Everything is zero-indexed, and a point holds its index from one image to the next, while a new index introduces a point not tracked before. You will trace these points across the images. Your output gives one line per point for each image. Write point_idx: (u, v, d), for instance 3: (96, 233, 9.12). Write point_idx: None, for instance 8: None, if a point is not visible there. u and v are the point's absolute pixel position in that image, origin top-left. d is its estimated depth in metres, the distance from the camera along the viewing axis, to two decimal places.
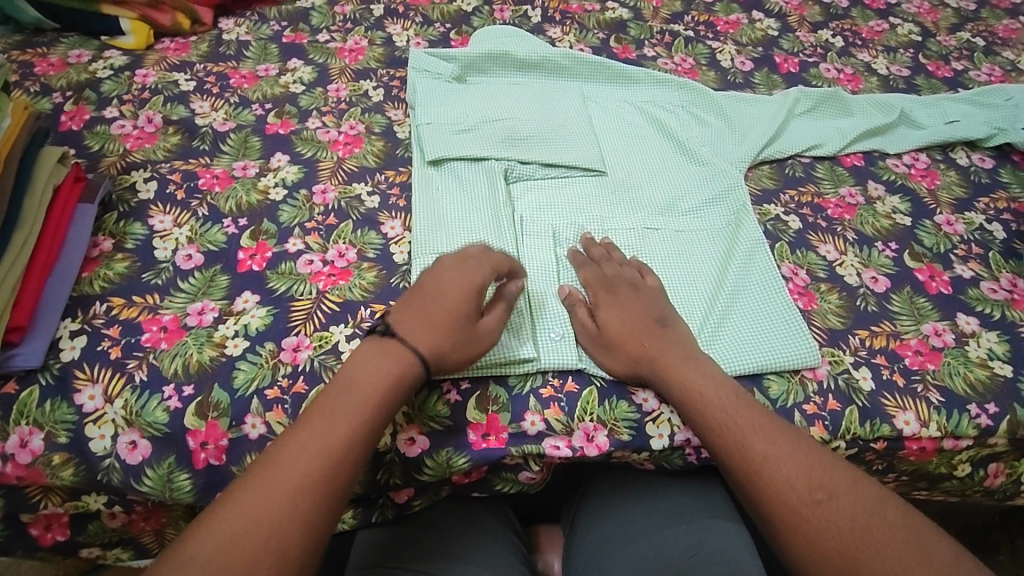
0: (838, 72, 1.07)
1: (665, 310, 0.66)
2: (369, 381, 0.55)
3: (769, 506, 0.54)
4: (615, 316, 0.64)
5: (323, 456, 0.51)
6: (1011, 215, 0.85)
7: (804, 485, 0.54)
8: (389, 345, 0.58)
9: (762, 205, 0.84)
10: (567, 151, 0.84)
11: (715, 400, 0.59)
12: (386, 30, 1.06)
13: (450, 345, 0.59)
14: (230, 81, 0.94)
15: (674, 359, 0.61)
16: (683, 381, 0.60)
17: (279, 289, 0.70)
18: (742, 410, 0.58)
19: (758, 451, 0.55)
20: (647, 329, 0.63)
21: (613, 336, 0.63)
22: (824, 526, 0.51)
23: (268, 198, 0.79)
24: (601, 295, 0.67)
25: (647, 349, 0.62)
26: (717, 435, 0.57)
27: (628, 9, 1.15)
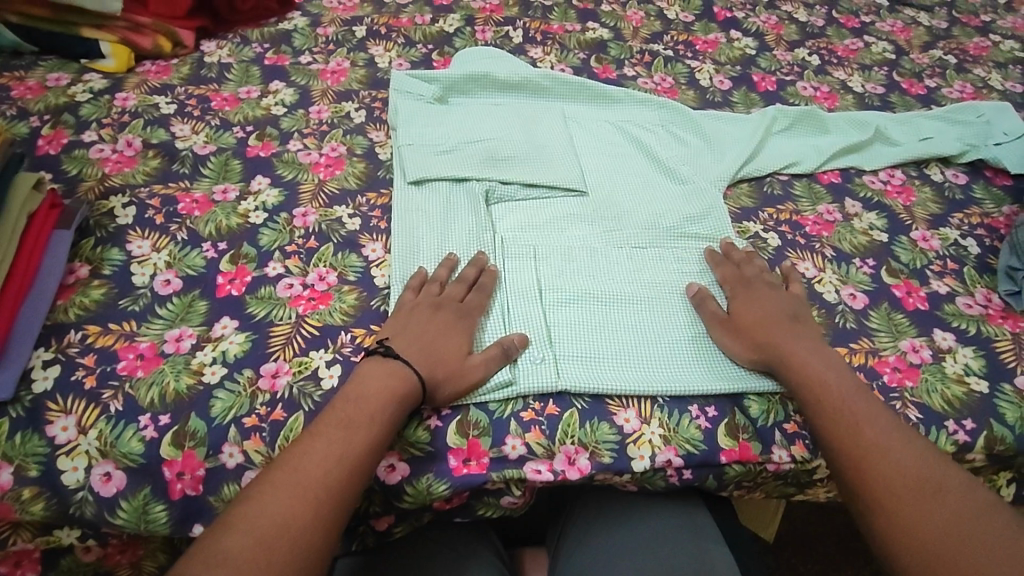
0: (815, 90, 1.09)
1: (798, 310, 0.70)
2: (359, 413, 0.56)
3: (861, 482, 0.57)
4: (750, 309, 0.69)
5: (324, 484, 0.51)
6: (984, 230, 0.87)
7: (907, 471, 0.56)
8: (390, 365, 0.60)
9: (742, 223, 0.84)
10: (548, 171, 0.85)
11: (834, 386, 0.62)
12: (369, 51, 1.07)
13: (443, 374, 0.61)
14: (211, 104, 0.94)
15: (802, 349, 0.66)
16: (802, 364, 0.64)
17: (258, 314, 0.69)
18: (860, 399, 0.62)
19: (872, 439, 0.58)
20: (780, 322, 0.68)
21: (740, 325, 0.69)
22: (921, 511, 0.54)
23: (248, 222, 0.78)
24: (735, 291, 0.72)
25: (775, 336, 0.67)
26: (833, 420, 0.60)
27: (608, 30, 1.17)
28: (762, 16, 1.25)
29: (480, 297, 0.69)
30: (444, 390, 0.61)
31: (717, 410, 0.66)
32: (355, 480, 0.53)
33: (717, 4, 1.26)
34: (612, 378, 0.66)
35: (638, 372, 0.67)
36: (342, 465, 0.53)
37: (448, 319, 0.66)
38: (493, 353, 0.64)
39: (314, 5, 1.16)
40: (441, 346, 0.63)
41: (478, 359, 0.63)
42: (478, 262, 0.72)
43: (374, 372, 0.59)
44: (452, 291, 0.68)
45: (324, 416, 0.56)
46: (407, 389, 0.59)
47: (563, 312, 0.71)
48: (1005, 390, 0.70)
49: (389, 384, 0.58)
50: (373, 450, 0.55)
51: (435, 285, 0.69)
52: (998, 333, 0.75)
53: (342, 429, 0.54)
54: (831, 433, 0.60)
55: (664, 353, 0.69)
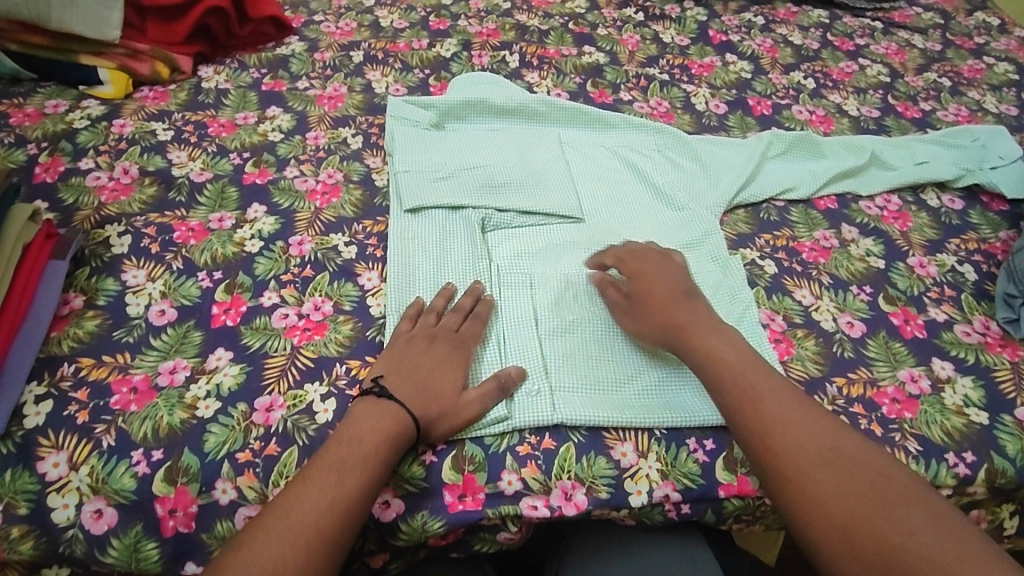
0: (810, 114, 1.09)
1: (691, 282, 0.71)
2: (350, 454, 0.55)
3: (777, 469, 0.56)
4: (648, 288, 0.70)
5: (315, 529, 0.50)
6: (981, 256, 0.87)
7: (808, 443, 0.56)
8: (385, 406, 0.59)
9: (739, 249, 0.84)
10: (544, 199, 0.85)
11: (735, 368, 0.62)
12: (366, 77, 1.08)
13: (437, 412, 0.61)
14: (208, 130, 0.95)
15: (701, 326, 0.65)
16: (705, 348, 0.64)
17: (253, 345, 0.69)
18: (764, 378, 0.61)
19: (772, 414, 0.58)
20: (677, 300, 0.68)
21: (641, 308, 0.69)
22: (825, 482, 0.54)
23: (244, 250, 0.78)
24: (632, 270, 0.72)
25: (675, 317, 0.67)
26: (734, 399, 0.60)
27: (604, 53, 1.18)
28: (757, 39, 1.26)
29: (475, 326, 0.69)
30: (438, 427, 0.61)
31: (715, 443, 0.65)
32: (348, 526, 0.52)
33: (712, 28, 1.28)
34: (610, 411, 0.65)
35: (633, 404, 0.66)
36: (335, 509, 0.52)
37: (441, 355, 0.65)
38: (489, 388, 0.63)
39: (313, 30, 1.17)
40: (436, 382, 0.62)
41: (474, 395, 0.63)
42: (474, 291, 0.72)
43: (368, 410, 0.59)
44: (447, 321, 0.68)
45: (317, 458, 0.55)
46: (400, 429, 0.58)
47: (557, 343, 0.70)
48: (1005, 421, 0.69)
49: (382, 424, 0.58)
50: (366, 493, 0.54)
51: (431, 315, 0.69)
52: (997, 362, 0.74)
53: (335, 472, 0.54)
54: (741, 419, 0.59)
55: (659, 383, 0.68)
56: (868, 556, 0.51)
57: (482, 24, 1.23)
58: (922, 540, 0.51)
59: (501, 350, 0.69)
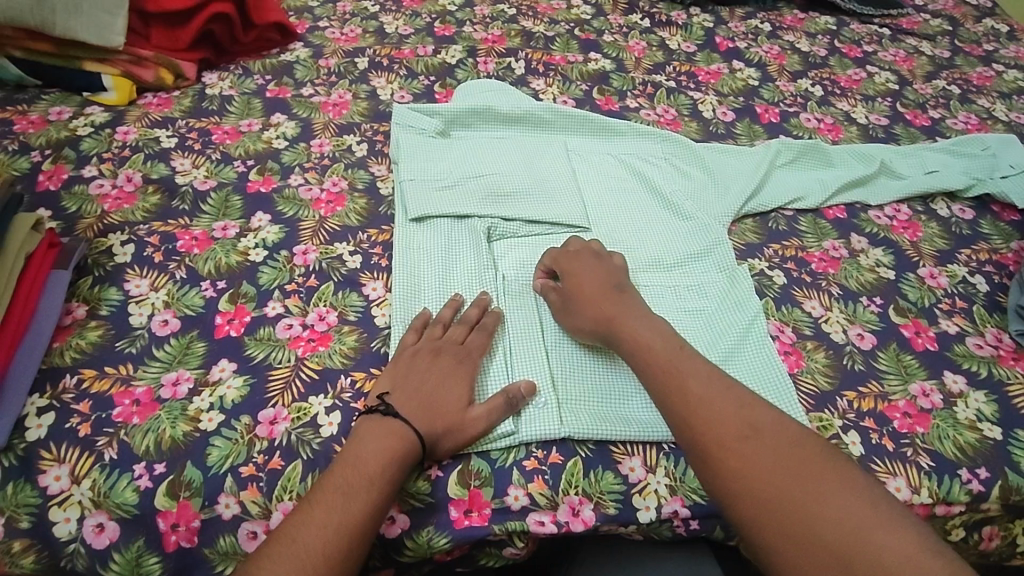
0: (819, 122, 1.08)
1: (623, 277, 0.70)
2: (356, 476, 0.55)
3: (703, 446, 0.54)
4: (580, 284, 0.69)
5: (323, 556, 0.50)
6: (993, 267, 0.86)
7: (730, 418, 0.55)
8: (391, 425, 0.58)
9: (747, 259, 0.84)
10: (550, 208, 0.85)
11: (660, 350, 0.61)
12: (371, 83, 1.07)
13: (442, 428, 0.60)
14: (212, 137, 0.94)
15: (630, 317, 0.65)
16: (634, 337, 0.63)
17: (257, 356, 0.68)
18: (689, 361, 0.60)
19: (694, 392, 0.57)
20: (608, 294, 0.68)
21: (574, 305, 0.68)
22: (747, 458, 0.53)
23: (248, 259, 0.77)
24: (564, 267, 0.72)
25: (606, 310, 0.66)
26: (659, 380, 0.59)
27: (610, 60, 1.18)
28: (764, 46, 1.25)
29: (482, 337, 0.68)
30: (444, 445, 0.60)
31: None
32: (355, 551, 0.51)
33: (719, 34, 1.27)
34: (617, 424, 0.64)
35: (641, 417, 0.65)
36: (341, 534, 0.51)
37: (445, 370, 0.64)
38: (496, 404, 0.62)
39: (318, 36, 1.17)
40: (441, 397, 0.62)
41: (480, 411, 0.62)
42: (480, 302, 0.71)
43: (372, 429, 0.58)
44: (453, 334, 0.67)
45: (323, 480, 0.54)
46: (406, 448, 0.57)
47: (562, 353, 0.70)
48: (1018, 436, 0.68)
49: (387, 443, 0.57)
50: (374, 515, 0.53)
51: (437, 327, 0.68)
52: (1010, 376, 0.73)
53: (341, 495, 0.53)
54: (666, 400, 0.58)
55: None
56: (792, 530, 0.50)
57: (487, 30, 1.23)
58: (845, 512, 0.50)
59: (505, 363, 0.68)
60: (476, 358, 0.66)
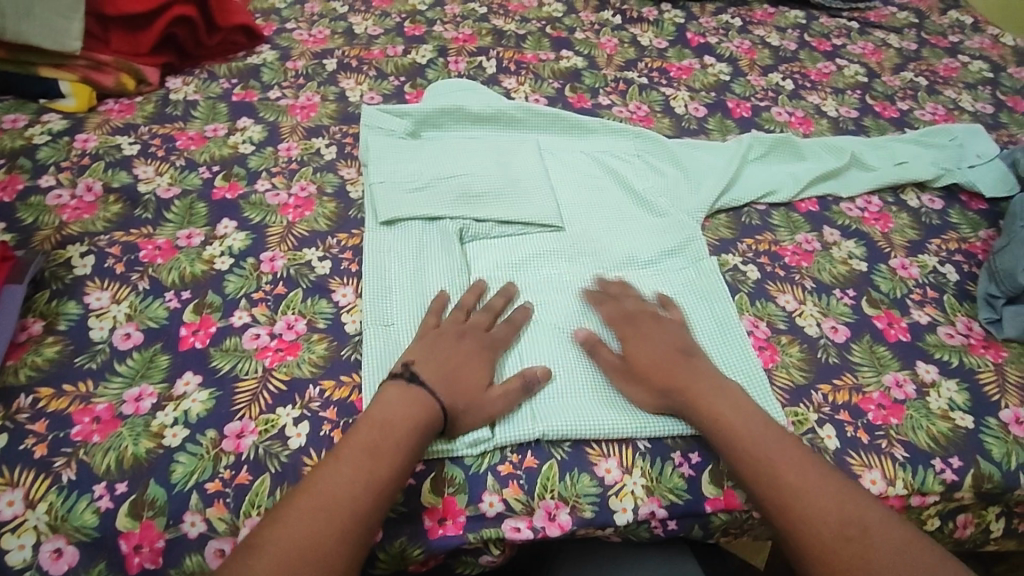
0: (789, 116, 1.09)
1: (686, 340, 0.68)
2: (383, 438, 0.57)
3: (799, 540, 0.55)
4: (643, 349, 0.67)
5: (346, 511, 0.53)
6: (962, 256, 0.86)
7: (830, 517, 0.55)
8: (415, 393, 0.60)
9: (721, 255, 0.84)
10: (524, 208, 0.85)
11: (747, 435, 0.60)
12: (340, 85, 1.06)
13: (463, 405, 0.61)
14: (176, 143, 0.92)
15: (703, 389, 0.63)
16: (709, 410, 0.62)
17: (222, 368, 0.66)
18: (776, 444, 0.59)
19: (790, 487, 0.57)
20: (675, 361, 0.65)
21: (637, 371, 0.66)
22: (852, 560, 0.53)
23: (213, 268, 0.76)
24: (624, 331, 0.69)
25: (677, 378, 0.64)
26: (751, 470, 0.58)
27: (582, 58, 1.18)
28: (734, 41, 1.26)
29: (507, 324, 0.69)
30: (464, 421, 0.61)
31: (700, 456, 0.63)
32: (378, 509, 0.54)
33: (690, 30, 1.28)
34: (596, 416, 0.64)
35: (617, 410, 0.64)
36: (370, 491, 0.54)
37: (469, 350, 0.65)
38: (515, 386, 0.63)
39: (285, 38, 1.16)
40: (465, 374, 0.63)
41: (500, 392, 0.62)
42: (507, 293, 0.72)
43: (399, 396, 0.60)
44: (479, 317, 0.69)
45: (349, 438, 0.57)
46: (432, 416, 0.59)
47: (539, 348, 0.69)
48: (990, 424, 0.68)
49: (412, 411, 0.59)
50: (394, 479, 0.55)
51: (464, 309, 0.69)
52: (981, 364, 0.74)
53: (367, 457, 0.55)
54: (761, 493, 0.58)
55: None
56: None
57: (458, 29, 1.22)
58: None
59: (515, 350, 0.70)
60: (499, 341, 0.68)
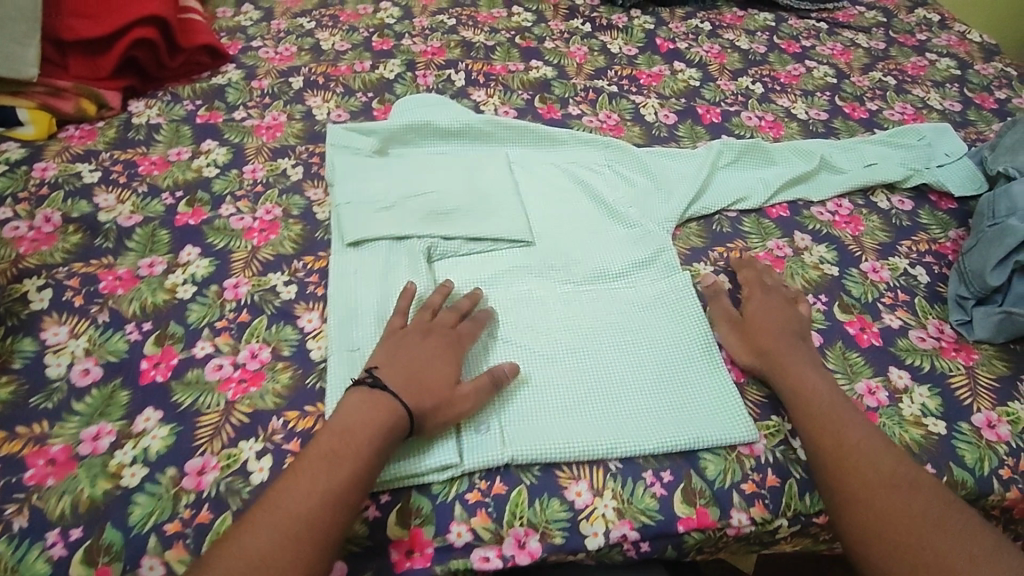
0: (759, 120, 1.09)
1: (804, 324, 0.74)
2: (342, 443, 0.56)
3: (838, 479, 0.60)
4: (761, 314, 0.74)
5: (310, 517, 0.52)
6: (932, 257, 0.87)
7: (879, 468, 0.59)
8: (379, 398, 0.59)
9: (692, 264, 0.85)
10: (492, 224, 0.84)
11: (819, 392, 0.66)
12: (306, 103, 1.05)
13: (432, 403, 0.60)
14: (139, 169, 0.91)
15: (801, 356, 0.70)
16: (800, 372, 0.68)
17: (184, 402, 0.64)
18: (843, 404, 0.65)
19: (849, 436, 0.62)
20: (789, 332, 0.72)
21: (746, 331, 0.73)
22: (889, 505, 0.57)
23: (175, 297, 0.74)
24: (751, 298, 0.77)
25: (780, 345, 0.71)
26: (813, 416, 0.64)
27: (552, 67, 1.17)
28: (704, 45, 1.26)
29: (473, 326, 0.69)
30: (432, 422, 0.60)
31: (672, 474, 0.62)
32: (339, 518, 0.53)
33: (660, 36, 1.28)
34: (565, 437, 0.63)
35: (586, 428, 0.64)
36: (329, 498, 0.53)
37: (434, 350, 0.64)
38: (483, 383, 0.63)
39: (250, 56, 1.15)
40: (431, 374, 0.62)
41: (467, 390, 0.62)
42: (474, 295, 0.72)
43: (360, 401, 0.59)
44: (444, 318, 0.68)
45: (308, 447, 0.56)
46: (394, 419, 0.58)
47: None
48: (963, 429, 0.68)
49: (374, 415, 0.58)
50: (356, 483, 0.54)
51: (428, 313, 0.69)
52: (952, 368, 0.74)
53: (325, 462, 0.55)
54: (817, 439, 0.63)
55: (619, 402, 0.67)
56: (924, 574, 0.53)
57: (426, 42, 1.21)
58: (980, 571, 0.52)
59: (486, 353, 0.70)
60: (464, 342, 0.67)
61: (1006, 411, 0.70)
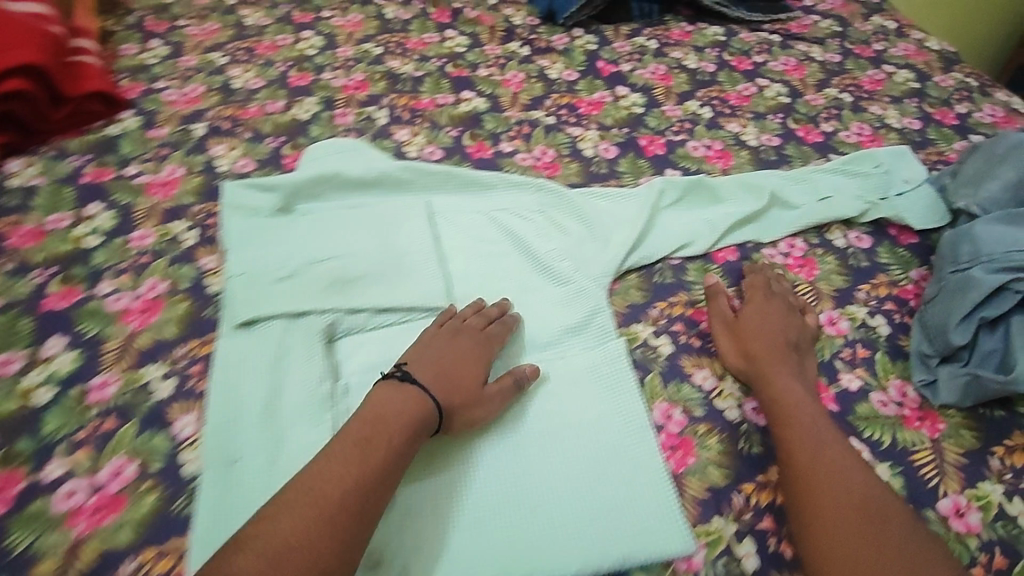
0: (707, 149, 1.01)
1: (802, 331, 0.74)
2: (380, 436, 0.58)
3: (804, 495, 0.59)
4: (755, 318, 0.74)
5: (340, 506, 0.52)
6: (893, 303, 0.80)
7: (849, 486, 0.58)
8: (408, 391, 0.62)
9: (630, 325, 0.77)
10: (404, 292, 0.76)
11: (796, 404, 0.66)
12: (209, 152, 0.95)
13: (459, 402, 0.64)
14: (7, 242, 0.80)
15: (781, 366, 0.69)
16: (780, 384, 0.68)
17: (19, 546, 0.54)
18: (820, 419, 0.64)
19: (823, 449, 0.61)
20: (781, 337, 0.72)
21: (737, 333, 0.74)
22: (854, 526, 0.56)
23: (30, 403, 0.64)
24: (751, 300, 0.77)
25: (766, 352, 0.71)
26: (785, 427, 0.64)
27: (485, 98, 1.08)
28: (649, 66, 1.18)
29: (501, 329, 0.72)
30: (458, 420, 0.63)
31: None
32: (369, 508, 0.54)
33: (602, 57, 1.19)
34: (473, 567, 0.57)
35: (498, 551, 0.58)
36: (358, 488, 0.54)
37: (464, 351, 0.68)
38: (506, 384, 0.67)
39: (152, 100, 1.04)
40: (461, 374, 0.66)
41: (494, 390, 0.66)
42: (503, 304, 0.74)
43: (391, 393, 0.62)
44: (475, 321, 0.71)
45: (343, 435, 0.58)
46: (422, 416, 0.61)
47: (416, 481, 0.61)
48: (930, 517, 0.61)
49: (406, 409, 0.60)
50: (387, 475, 0.56)
51: (456, 316, 0.72)
52: (915, 441, 0.67)
53: (357, 452, 0.56)
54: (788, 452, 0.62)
55: (566, 503, 0.61)
56: None
57: (348, 74, 1.11)
58: None
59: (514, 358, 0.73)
60: (494, 345, 0.70)
61: (976, 494, 0.63)
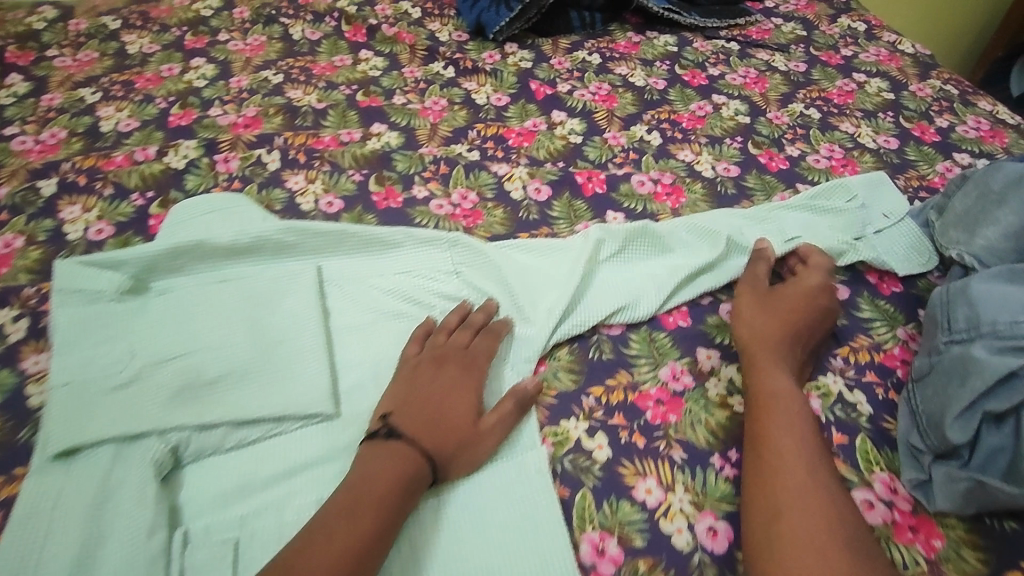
0: (655, 183, 0.87)
1: (819, 331, 0.67)
2: (364, 504, 0.50)
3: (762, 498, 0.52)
4: (784, 298, 0.68)
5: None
6: (875, 373, 0.66)
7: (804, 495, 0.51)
8: (392, 449, 0.54)
9: (559, 421, 0.62)
10: (276, 396, 0.62)
11: (785, 396, 0.59)
12: (59, 215, 0.79)
13: (452, 447, 0.56)
14: None
15: (782, 358, 0.63)
16: (777, 377, 0.61)
17: None
18: (803, 418, 0.57)
19: (788, 445, 0.55)
20: (798, 325, 0.65)
21: (759, 303, 0.68)
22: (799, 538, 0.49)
23: None
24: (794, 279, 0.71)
25: (778, 335, 0.65)
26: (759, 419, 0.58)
27: (398, 132, 0.93)
28: (590, 86, 1.03)
29: (486, 342, 0.65)
30: (455, 467, 0.56)
31: None
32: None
33: (537, 77, 1.05)
34: None
35: None
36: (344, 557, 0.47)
37: (451, 381, 0.61)
38: (507, 408, 0.60)
39: None
40: (450, 410, 0.58)
41: (492, 421, 0.59)
42: (487, 308, 0.68)
43: (372, 454, 0.54)
44: (457, 339, 0.65)
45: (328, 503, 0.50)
46: (413, 473, 0.53)
47: None
48: None
49: (392, 467, 0.53)
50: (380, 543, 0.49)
51: (439, 332, 0.66)
52: (909, 561, 0.53)
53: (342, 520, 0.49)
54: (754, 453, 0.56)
55: None
56: None
57: (240, 110, 0.96)
58: None
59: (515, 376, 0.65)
60: (482, 365, 0.63)
61: None
